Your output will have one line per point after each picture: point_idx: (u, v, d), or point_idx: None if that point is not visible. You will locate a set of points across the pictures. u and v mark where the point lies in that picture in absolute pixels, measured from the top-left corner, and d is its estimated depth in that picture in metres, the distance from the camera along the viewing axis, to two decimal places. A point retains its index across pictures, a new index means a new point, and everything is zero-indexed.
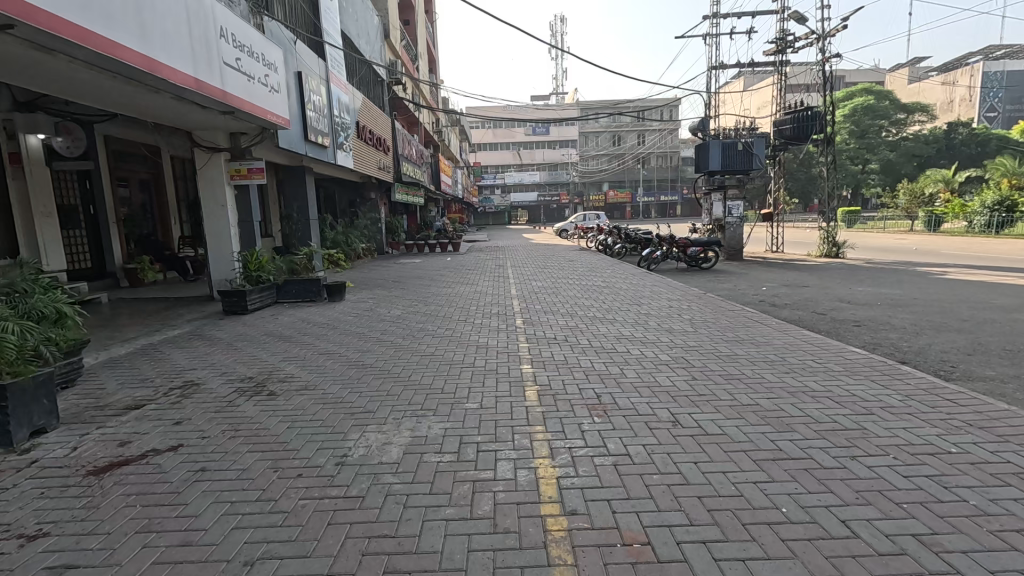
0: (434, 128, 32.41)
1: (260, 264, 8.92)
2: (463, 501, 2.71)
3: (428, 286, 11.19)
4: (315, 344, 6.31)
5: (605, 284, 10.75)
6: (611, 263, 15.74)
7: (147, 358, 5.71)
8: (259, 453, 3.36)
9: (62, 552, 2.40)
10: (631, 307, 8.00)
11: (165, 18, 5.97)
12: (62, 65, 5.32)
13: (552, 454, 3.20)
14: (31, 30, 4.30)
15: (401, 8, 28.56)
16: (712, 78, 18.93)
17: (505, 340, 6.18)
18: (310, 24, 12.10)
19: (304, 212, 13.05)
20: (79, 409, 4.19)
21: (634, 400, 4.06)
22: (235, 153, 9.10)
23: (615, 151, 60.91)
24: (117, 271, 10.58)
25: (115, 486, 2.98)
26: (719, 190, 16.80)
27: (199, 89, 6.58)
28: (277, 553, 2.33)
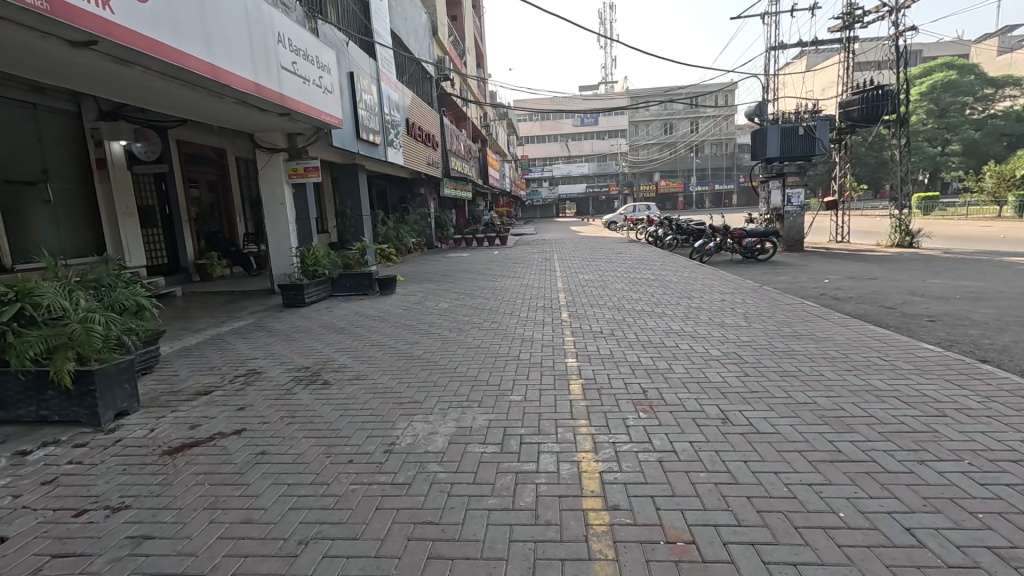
0: (482, 122, 32.64)
1: (316, 260, 9.33)
2: (506, 492, 2.74)
3: (476, 280, 11.31)
4: (366, 336, 6.54)
5: (654, 277, 10.51)
6: (661, 255, 15.37)
7: (215, 347, 6.13)
8: (313, 439, 3.53)
9: (140, 524, 2.63)
10: (680, 301, 7.79)
11: (228, 27, 6.33)
12: (139, 77, 5.75)
13: (595, 448, 3.17)
14: (111, 45, 4.68)
15: (449, 4, 28.90)
16: (770, 60, 18.01)
17: (551, 334, 6.17)
18: (361, 25, 12.45)
19: (357, 208, 13.48)
20: (155, 394, 4.56)
21: (682, 395, 3.96)
22: (292, 153, 9.53)
23: (667, 139, 59.09)
24: (189, 266, 11.37)
25: (186, 465, 3.23)
26: (777, 177, 15.96)
27: (259, 93, 6.94)
28: (329, 534, 2.46)
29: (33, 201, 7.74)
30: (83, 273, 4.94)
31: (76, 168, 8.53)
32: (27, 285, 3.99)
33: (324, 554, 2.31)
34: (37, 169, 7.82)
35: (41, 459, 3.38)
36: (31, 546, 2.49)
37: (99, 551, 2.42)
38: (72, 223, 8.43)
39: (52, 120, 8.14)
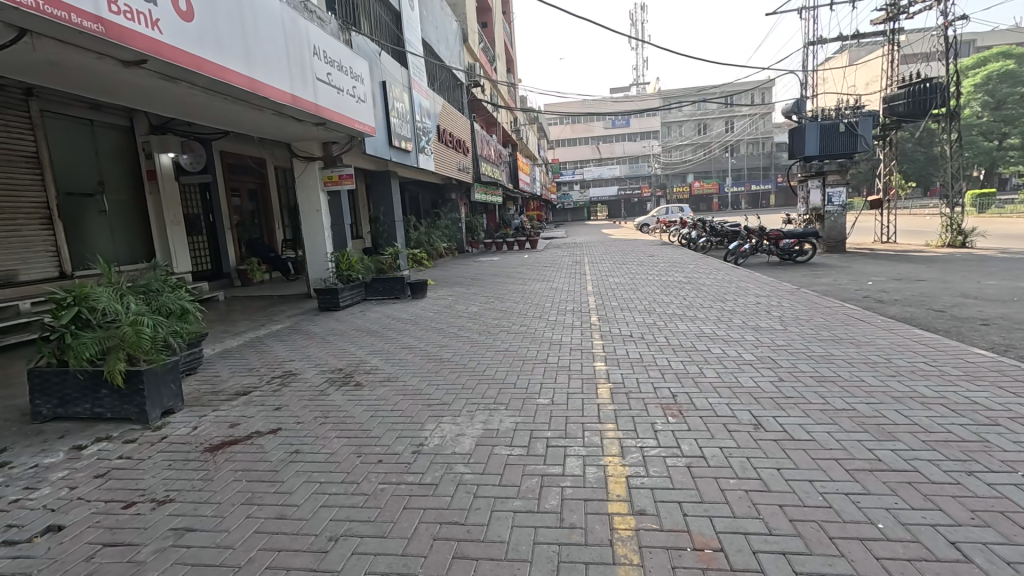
0: (513, 126, 32.80)
1: (350, 265, 9.53)
2: (531, 494, 2.75)
3: (505, 283, 11.36)
4: (397, 339, 6.66)
5: (687, 280, 10.30)
6: (694, 258, 15.07)
7: (254, 349, 6.38)
8: (345, 439, 3.63)
9: (182, 517, 2.76)
10: (713, 304, 7.63)
11: (267, 42, 6.61)
12: (185, 92, 6.07)
13: (622, 452, 3.15)
14: (160, 63, 4.96)
15: (480, 11, 29.29)
16: (809, 56, 17.46)
17: (579, 337, 6.14)
18: (394, 36, 12.77)
19: (390, 214, 13.75)
20: (198, 393, 4.77)
21: (712, 400, 3.87)
22: (327, 161, 9.81)
23: (701, 140, 57.85)
24: (231, 271, 11.87)
25: (225, 462, 3.38)
26: (817, 175, 15.39)
27: (295, 105, 7.19)
28: (358, 532, 2.52)
29: (90, 212, 8.23)
30: (134, 278, 5.21)
31: (128, 179, 9.02)
32: (84, 289, 4.27)
33: (353, 550, 2.37)
34: (94, 181, 8.32)
35: (95, 454, 3.60)
36: (85, 535, 2.65)
37: (145, 541, 2.56)
38: (125, 231, 8.92)
39: (107, 134, 8.65)
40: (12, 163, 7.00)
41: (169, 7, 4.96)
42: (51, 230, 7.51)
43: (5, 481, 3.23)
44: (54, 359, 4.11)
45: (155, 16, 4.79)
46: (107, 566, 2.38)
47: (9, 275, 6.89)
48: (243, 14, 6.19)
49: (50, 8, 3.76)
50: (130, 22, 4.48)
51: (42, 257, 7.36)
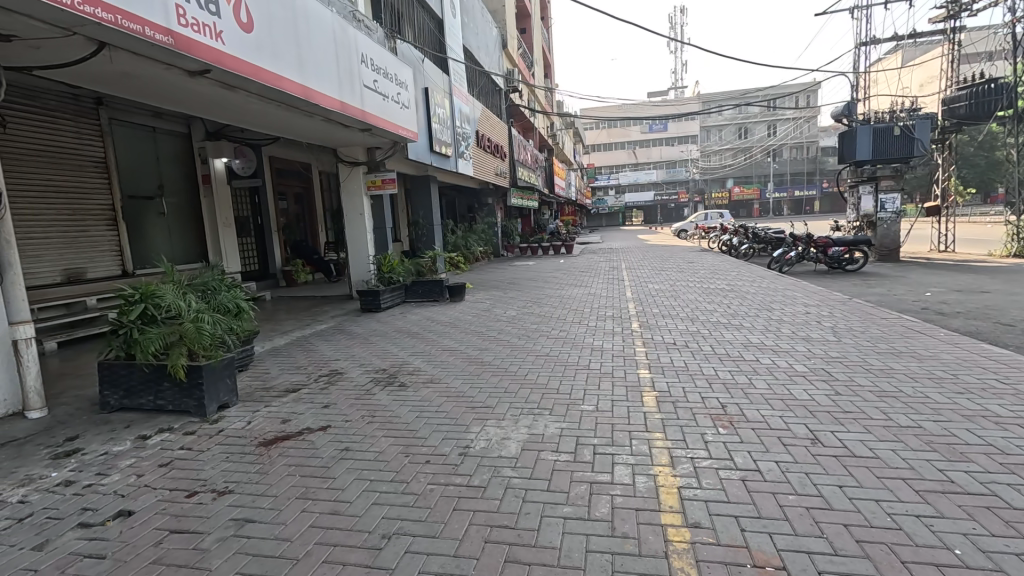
0: (549, 131, 32.82)
1: (391, 267, 9.74)
2: (581, 501, 2.73)
3: (542, 288, 11.34)
4: (438, 341, 6.74)
5: (730, 287, 10.02)
6: (736, 265, 14.65)
7: (301, 348, 6.57)
8: (392, 439, 3.69)
9: (242, 508, 2.87)
10: (759, 312, 7.39)
11: (319, 51, 6.84)
12: (243, 100, 6.35)
13: (672, 462, 3.09)
14: (221, 72, 5.21)
15: (519, 17, 29.51)
16: (862, 56, 16.78)
17: (621, 344, 6.06)
18: (436, 42, 12.98)
19: (429, 218, 13.96)
20: (251, 389, 4.95)
21: (765, 412, 3.75)
22: (371, 166, 10.05)
23: (742, 144, 56.32)
24: (277, 272, 12.30)
25: (279, 457, 3.48)
26: (869, 181, 14.80)
27: (344, 111, 7.40)
28: (410, 531, 2.55)
29: (150, 213, 8.68)
30: (194, 277, 5.46)
31: (186, 183, 9.47)
32: (150, 287, 4.50)
33: (406, 549, 2.40)
34: (155, 185, 8.78)
35: (159, 444, 3.77)
36: (152, 521, 2.78)
37: (207, 530, 2.66)
38: (181, 232, 9.35)
39: (168, 141, 9.13)
40: (83, 168, 7.50)
41: (231, 20, 5.21)
42: (115, 231, 7.96)
43: (80, 466, 3.44)
44: (123, 353, 4.36)
45: (219, 28, 5.03)
46: (174, 553, 2.49)
47: (78, 272, 7.35)
48: (298, 26, 6.43)
49: (127, 22, 3.99)
50: (197, 35, 4.72)
51: (106, 256, 7.80)
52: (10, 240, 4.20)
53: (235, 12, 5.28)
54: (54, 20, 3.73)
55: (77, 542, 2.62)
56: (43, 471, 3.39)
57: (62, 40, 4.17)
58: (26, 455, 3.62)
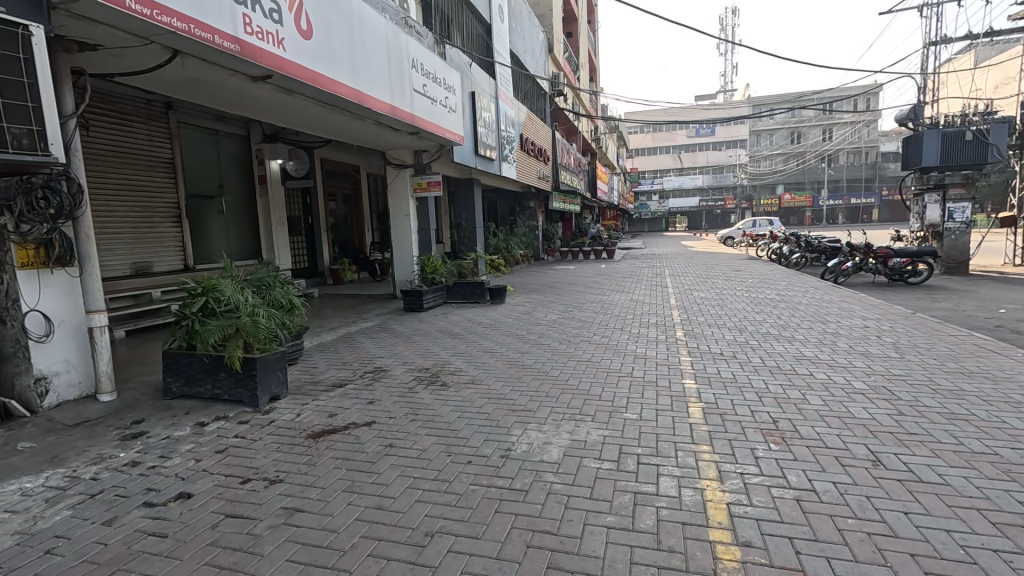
0: (592, 135, 32.55)
1: (434, 268, 9.89)
2: (625, 511, 2.67)
3: (584, 293, 11.24)
4: (479, 342, 6.78)
5: (781, 298, 9.61)
6: (786, 275, 14.04)
7: (347, 344, 6.75)
8: (435, 437, 3.73)
9: (291, 497, 2.97)
10: (812, 325, 7.06)
11: (372, 57, 7.05)
12: (300, 104, 6.60)
13: (720, 477, 2.98)
14: (282, 77, 5.44)
15: (565, 21, 29.46)
16: (931, 56, 15.79)
17: (666, 352, 5.92)
18: (484, 46, 13.13)
19: (471, 220, 14.08)
20: (300, 382, 5.14)
21: (820, 429, 3.57)
22: (418, 169, 10.25)
23: (794, 149, 54.07)
24: (325, 271, 12.71)
25: (327, 449, 3.59)
26: (936, 189, 13.95)
27: (394, 115, 7.57)
28: (452, 530, 2.57)
29: (210, 212, 9.14)
30: (251, 273, 5.72)
31: (244, 183, 9.94)
32: (211, 282, 4.76)
33: (448, 548, 2.42)
34: (216, 185, 9.25)
35: (215, 431, 3.96)
36: (209, 504, 2.92)
37: (260, 517, 2.77)
38: (237, 230, 9.79)
39: (229, 143, 9.61)
40: (152, 168, 7.98)
41: (292, 28, 5.44)
42: (179, 228, 8.43)
43: (144, 448, 3.65)
44: (185, 343, 4.62)
45: (281, 35, 5.27)
46: (229, 536, 2.60)
47: (145, 266, 7.83)
48: (353, 33, 6.66)
49: (199, 31, 4.23)
50: (261, 42, 4.96)
51: (170, 251, 8.27)
52: (87, 235, 4.50)
53: (296, 20, 5.52)
54: (135, 29, 3.99)
55: (142, 519, 2.78)
56: (113, 451, 3.62)
57: (140, 49, 4.46)
58: (98, 436, 3.88)
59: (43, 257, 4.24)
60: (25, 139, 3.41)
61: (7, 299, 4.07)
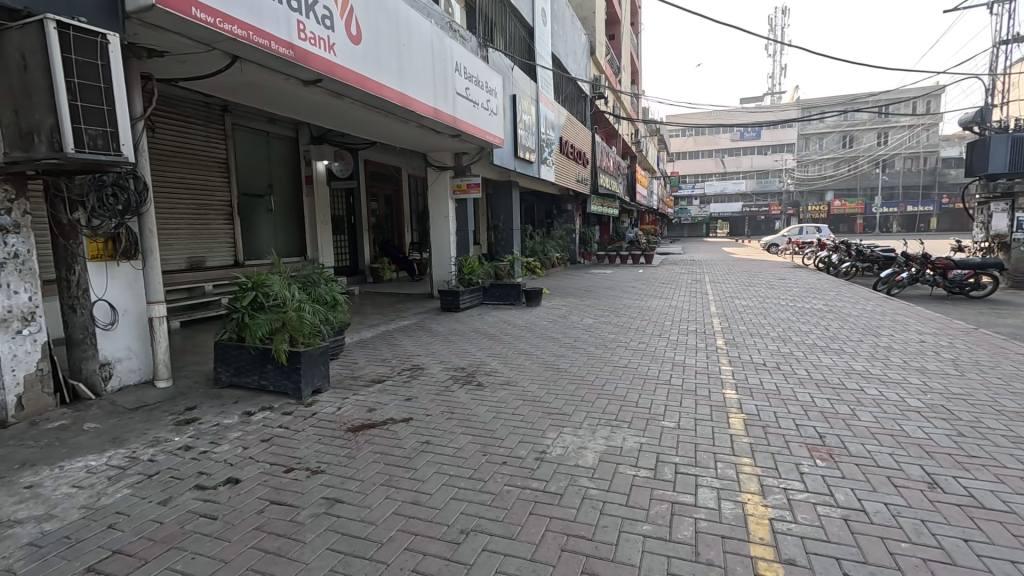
0: (633, 138, 32.11)
1: (472, 269, 9.98)
2: (661, 520, 2.63)
3: (620, 298, 11.09)
4: (515, 344, 6.80)
5: (829, 309, 9.20)
6: (835, 285, 13.42)
7: (385, 342, 6.90)
8: (470, 436, 3.77)
9: (332, 487, 3.06)
10: (863, 338, 6.73)
11: (417, 61, 7.20)
12: (347, 107, 6.80)
13: (762, 491, 2.89)
14: (331, 81, 5.62)
15: (608, 23, 29.26)
16: (1002, 55, 14.78)
17: (705, 360, 5.78)
18: (526, 49, 13.20)
19: (509, 222, 14.13)
20: (340, 377, 5.29)
21: (871, 447, 3.41)
22: (458, 171, 10.39)
23: (845, 154, 51.71)
24: (365, 269, 13.03)
25: (366, 443, 3.69)
26: (1004, 197, 13.03)
27: (437, 117, 7.70)
28: (487, 529, 2.59)
29: (260, 210, 9.53)
30: (298, 270, 5.93)
31: (292, 183, 10.31)
32: (260, 277, 4.96)
33: (483, 547, 2.44)
34: (266, 184, 9.64)
35: (261, 420, 4.13)
36: (255, 491, 3.04)
37: (302, 505, 2.86)
38: (285, 228, 10.18)
39: (280, 144, 10.00)
40: (209, 168, 8.39)
41: (343, 33, 5.62)
42: (231, 225, 8.83)
43: (196, 434, 3.84)
44: (235, 335, 4.83)
45: (332, 41, 5.45)
46: (275, 522, 2.70)
47: (199, 260, 8.24)
48: (401, 39, 6.82)
49: (256, 38, 4.44)
50: (314, 47, 5.15)
51: (222, 247, 8.68)
52: (151, 230, 4.77)
53: (346, 26, 5.70)
54: (199, 37, 4.22)
55: (194, 501, 2.93)
56: (168, 435, 3.82)
57: (203, 55, 4.70)
58: (155, 420, 4.11)
59: (111, 250, 4.53)
60: (100, 139, 3.55)
61: (78, 288, 4.36)
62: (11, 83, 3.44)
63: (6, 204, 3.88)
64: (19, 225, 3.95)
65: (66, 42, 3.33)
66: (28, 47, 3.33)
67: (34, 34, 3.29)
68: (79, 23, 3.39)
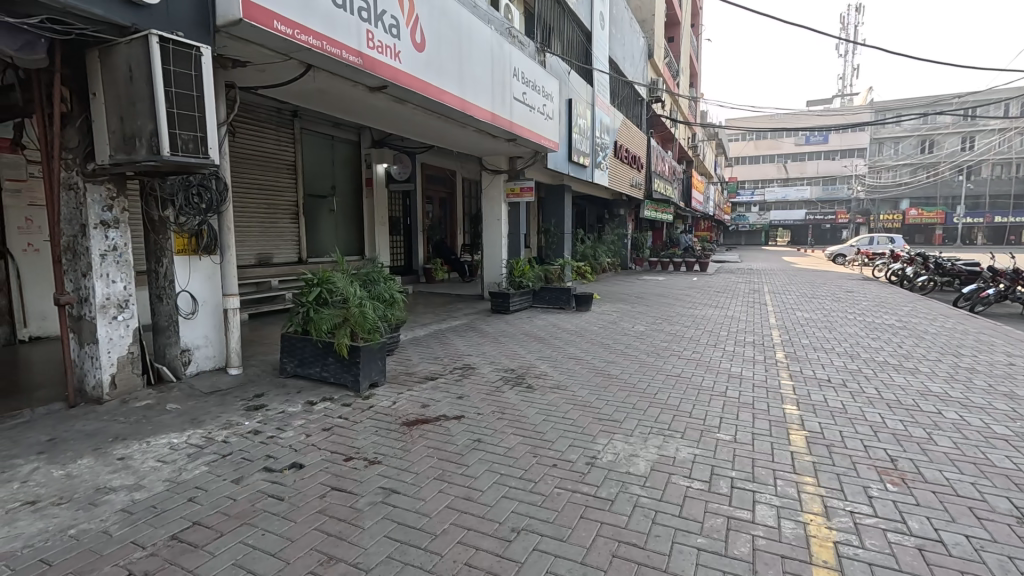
0: (690, 142, 31.29)
1: (523, 272, 10.05)
2: (717, 535, 2.56)
3: (673, 306, 10.81)
4: (565, 348, 6.79)
5: (903, 325, 8.58)
6: (911, 300, 12.48)
7: (438, 341, 7.06)
8: (521, 437, 3.81)
9: (388, 478, 3.18)
10: (941, 357, 6.26)
11: (477, 67, 7.36)
12: (409, 112, 7.05)
13: (826, 513, 2.76)
14: (395, 87, 5.84)
15: (667, 25, 28.83)
16: None
17: (764, 373, 5.57)
18: (583, 53, 13.19)
19: (561, 226, 14.10)
20: (395, 372, 5.48)
21: (950, 475, 3.18)
22: (512, 174, 10.50)
23: (924, 159, 48.08)
24: (419, 269, 13.37)
25: (420, 437, 3.81)
26: None
27: (494, 122, 7.84)
28: (538, 530, 2.62)
29: (323, 210, 10.00)
30: (360, 268, 6.19)
31: (354, 185, 10.76)
32: (325, 274, 5.23)
33: (534, 547, 2.47)
34: (329, 186, 10.11)
35: (322, 410, 4.34)
36: (317, 476, 3.20)
37: (361, 493, 3.00)
38: (345, 228, 10.62)
39: (344, 148, 10.47)
40: (279, 170, 8.91)
41: (408, 42, 5.85)
42: (296, 224, 9.32)
43: (264, 419, 4.10)
44: (300, 329, 5.10)
45: (398, 49, 5.68)
46: (335, 507, 2.85)
47: (267, 256, 8.75)
48: (463, 45, 7.02)
49: (329, 47, 4.70)
50: (381, 55, 5.38)
51: (288, 245, 9.17)
52: (229, 227, 5.13)
53: (412, 34, 5.92)
54: (278, 47, 4.50)
55: (263, 482, 3.13)
56: (240, 419, 4.09)
57: (280, 64, 5.01)
58: (227, 404, 4.41)
59: (194, 245, 4.92)
60: (191, 143, 3.84)
61: (165, 279, 4.75)
62: (118, 92, 3.81)
63: (109, 202, 4.28)
64: (118, 221, 4.35)
65: (166, 55, 3.65)
66: (134, 60, 3.67)
67: (139, 47, 3.63)
68: (177, 37, 3.71)
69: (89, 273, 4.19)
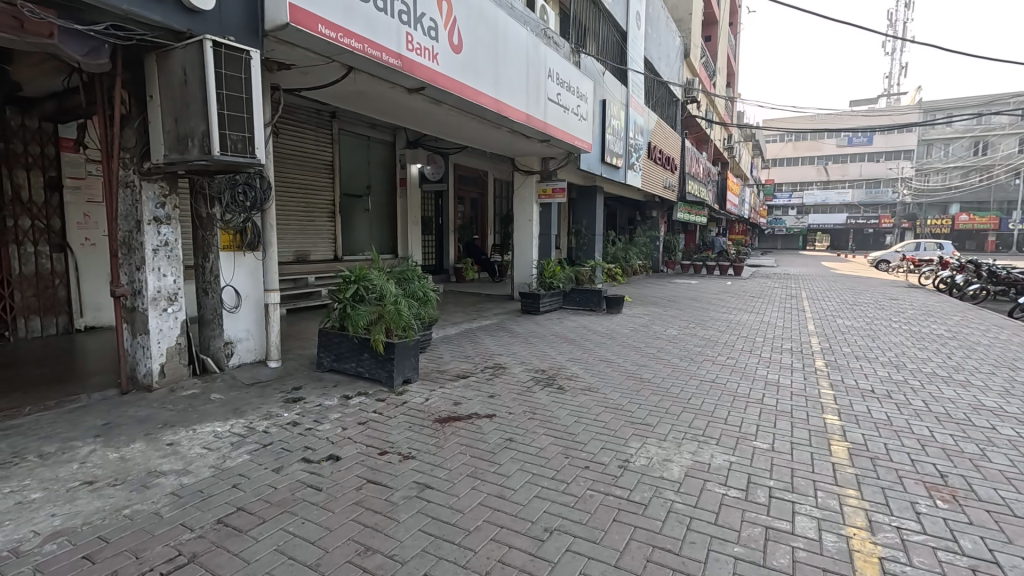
0: (726, 143, 30.59)
1: (553, 273, 10.04)
2: (754, 544, 2.51)
3: (707, 310, 10.60)
4: (596, 351, 6.74)
5: (954, 335, 8.17)
6: (961, 309, 11.88)
7: (469, 339, 7.12)
8: (552, 438, 3.81)
9: (421, 473, 3.23)
10: (995, 370, 5.94)
11: (512, 68, 7.40)
12: (444, 113, 7.13)
13: (871, 527, 2.67)
14: (433, 89, 5.92)
15: (705, 24, 28.26)
16: None
17: (802, 381, 5.40)
18: (618, 53, 13.07)
19: (592, 227, 14.00)
20: (427, 369, 5.55)
21: (1005, 494, 3.02)
22: (544, 175, 10.50)
23: (977, 162, 45.69)
24: (449, 268, 13.51)
25: (452, 435, 3.85)
26: None
27: (528, 123, 7.86)
28: (571, 531, 2.61)
29: (358, 209, 10.22)
30: (394, 266, 6.30)
31: (388, 185, 10.96)
32: (361, 271, 5.33)
33: (567, 547, 2.47)
34: (365, 186, 10.33)
35: (357, 404, 4.44)
36: (354, 469, 3.28)
37: (396, 487, 3.06)
38: (379, 227, 10.82)
39: (379, 148, 10.68)
40: (318, 170, 9.16)
41: (446, 43, 5.92)
42: (332, 222, 9.55)
43: (303, 411, 4.22)
44: (337, 324, 5.24)
45: (436, 50, 5.76)
46: (371, 499, 2.91)
47: (304, 253, 9.00)
48: (499, 46, 7.07)
49: (370, 49, 4.80)
50: (420, 57, 5.47)
51: (324, 242, 9.40)
52: (272, 224, 5.31)
53: (449, 36, 5.99)
54: (322, 50, 4.63)
55: (301, 472, 3.22)
56: (279, 410, 4.23)
57: (323, 67, 5.16)
58: (267, 395, 4.56)
59: (239, 241, 5.13)
60: (240, 143, 3.98)
61: (211, 274, 4.95)
62: (173, 94, 3.99)
63: (162, 199, 4.50)
64: (170, 217, 4.56)
65: (218, 58, 3.81)
66: (189, 63, 3.84)
67: (194, 52, 3.80)
68: (229, 42, 3.85)
69: (142, 266, 4.40)
